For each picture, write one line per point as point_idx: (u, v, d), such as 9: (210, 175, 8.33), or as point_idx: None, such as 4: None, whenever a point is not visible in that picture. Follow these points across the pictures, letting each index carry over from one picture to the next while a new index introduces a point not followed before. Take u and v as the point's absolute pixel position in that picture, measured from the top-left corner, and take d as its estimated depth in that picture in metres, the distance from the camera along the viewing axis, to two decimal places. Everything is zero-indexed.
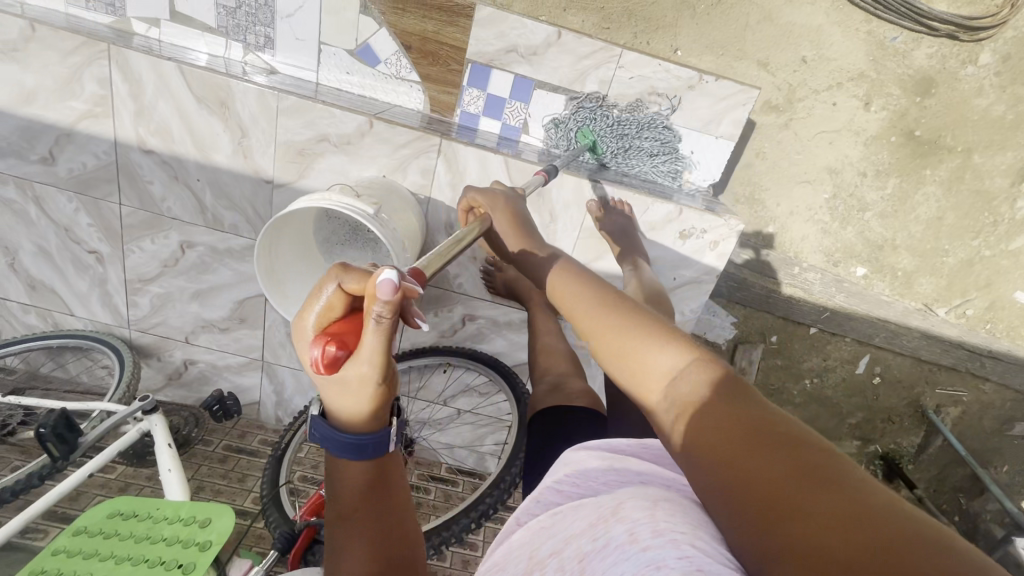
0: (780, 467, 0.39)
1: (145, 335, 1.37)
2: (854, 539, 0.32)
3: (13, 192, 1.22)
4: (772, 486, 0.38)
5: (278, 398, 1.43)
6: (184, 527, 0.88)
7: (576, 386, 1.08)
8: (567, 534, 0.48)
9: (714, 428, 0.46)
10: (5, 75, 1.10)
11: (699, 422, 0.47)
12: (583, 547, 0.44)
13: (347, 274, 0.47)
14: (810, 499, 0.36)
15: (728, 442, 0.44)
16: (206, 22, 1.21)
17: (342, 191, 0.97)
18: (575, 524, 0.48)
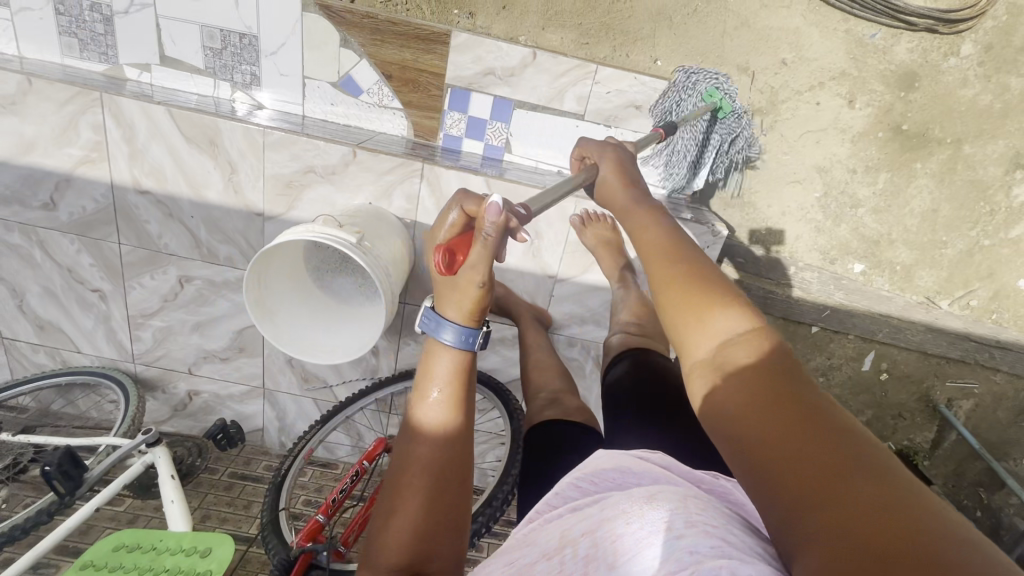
0: (825, 447, 0.41)
1: (149, 368, 1.41)
2: (886, 530, 0.34)
3: (19, 237, 1.27)
4: (814, 465, 0.40)
5: (281, 423, 1.46)
6: (186, 557, 0.91)
7: (567, 400, 1.09)
8: (589, 519, 0.50)
9: (758, 396, 0.48)
10: (6, 127, 1.15)
11: (747, 387, 0.49)
12: (609, 529, 0.47)
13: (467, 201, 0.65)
14: (852, 484, 0.38)
15: (775, 412, 0.45)
16: (194, 64, 1.26)
17: (325, 222, 1.00)
18: (594, 511, 0.51)
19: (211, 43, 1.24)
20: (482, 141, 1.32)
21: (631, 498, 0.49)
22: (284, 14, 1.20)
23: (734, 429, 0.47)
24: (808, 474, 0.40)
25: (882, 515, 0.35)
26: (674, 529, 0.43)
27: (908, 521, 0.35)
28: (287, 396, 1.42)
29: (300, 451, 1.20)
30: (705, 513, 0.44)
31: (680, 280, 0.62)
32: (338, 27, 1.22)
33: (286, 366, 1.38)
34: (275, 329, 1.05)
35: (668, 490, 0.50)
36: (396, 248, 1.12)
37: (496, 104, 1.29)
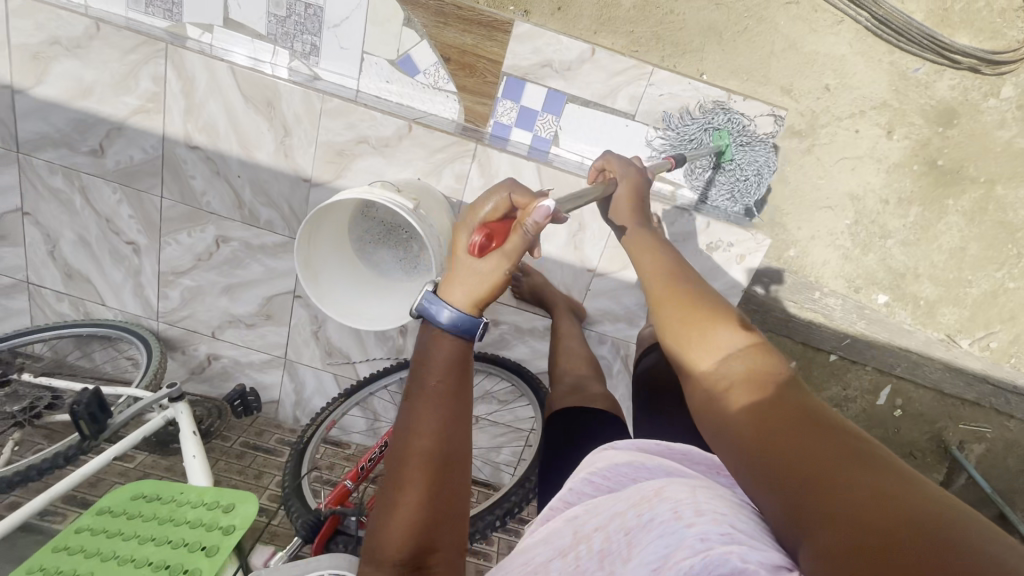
0: (813, 431, 0.44)
1: (172, 327, 1.39)
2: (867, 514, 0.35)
3: (61, 181, 1.26)
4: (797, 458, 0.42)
5: (297, 397, 1.44)
6: (207, 511, 0.87)
7: (599, 390, 1.08)
8: (608, 513, 0.49)
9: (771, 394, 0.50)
10: (66, 70, 1.16)
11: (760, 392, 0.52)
12: (625, 522, 0.45)
13: (517, 190, 0.62)
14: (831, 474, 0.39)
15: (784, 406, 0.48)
16: (257, 29, 1.27)
17: (383, 187, 1.01)
18: (614, 503, 0.50)
19: (277, 11, 1.26)
20: (531, 131, 1.33)
21: (646, 488, 0.48)
22: None
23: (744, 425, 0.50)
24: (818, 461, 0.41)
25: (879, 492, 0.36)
26: (684, 515, 0.41)
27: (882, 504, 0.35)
28: (308, 369, 1.40)
29: (322, 421, 1.18)
30: (712, 500, 0.43)
31: (688, 294, 0.69)
32: (403, 6, 1.24)
33: (311, 338, 1.36)
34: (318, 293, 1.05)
35: (680, 479, 0.48)
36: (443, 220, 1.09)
37: (549, 96, 1.30)
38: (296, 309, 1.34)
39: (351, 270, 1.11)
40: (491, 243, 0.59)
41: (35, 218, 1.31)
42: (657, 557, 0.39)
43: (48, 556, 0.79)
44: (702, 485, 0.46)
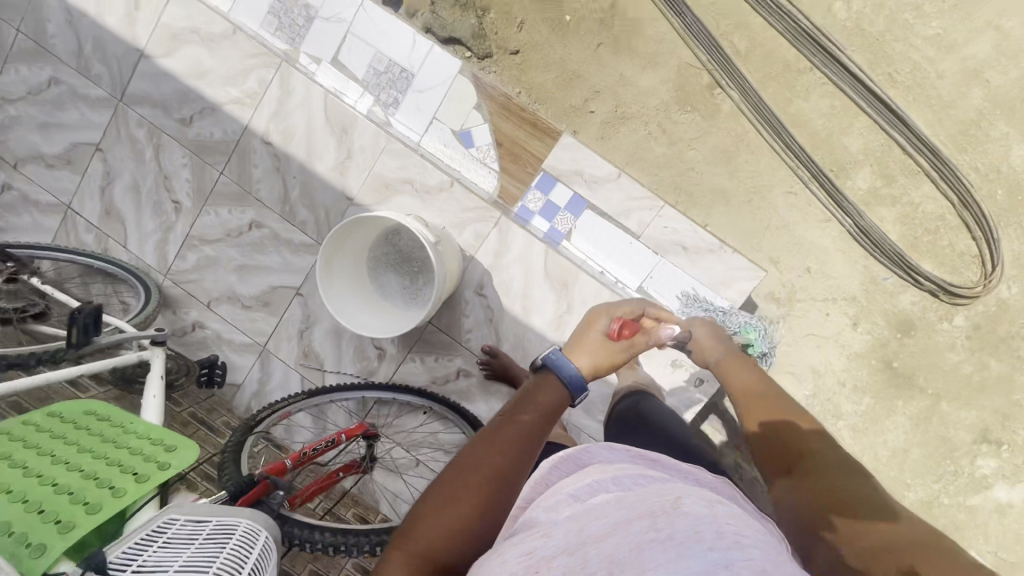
0: None
1: (175, 286, 1.48)
2: None
3: (143, 134, 1.43)
4: None
5: (259, 388, 1.48)
6: (150, 445, 0.91)
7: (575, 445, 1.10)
8: (610, 519, 0.48)
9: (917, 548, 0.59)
10: (194, 54, 1.38)
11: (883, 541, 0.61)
12: (634, 535, 0.46)
13: (654, 311, 0.90)
14: None
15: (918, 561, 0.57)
16: (355, 73, 1.51)
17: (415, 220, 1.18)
18: (608, 508, 0.50)
19: (378, 66, 1.50)
20: (550, 222, 1.52)
21: (642, 502, 0.49)
22: (441, 67, 1.48)
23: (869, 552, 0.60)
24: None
25: None
26: (704, 536, 0.44)
27: None
28: (280, 364, 1.47)
29: (280, 406, 1.27)
30: (720, 521, 0.46)
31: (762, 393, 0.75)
32: (477, 95, 1.50)
33: (296, 336, 1.46)
34: (341, 303, 1.18)
35: (673, 494, 0.50)
36: (452, 261, 1.25)
37: (572, 199, 1.51)
38: (293, 304, 1.44)
39: (365, 295, 1.25)
40: (626, 330, 0.80)
41: (103, 155, 1.46)
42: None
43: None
44: (713, 501, 0.50)
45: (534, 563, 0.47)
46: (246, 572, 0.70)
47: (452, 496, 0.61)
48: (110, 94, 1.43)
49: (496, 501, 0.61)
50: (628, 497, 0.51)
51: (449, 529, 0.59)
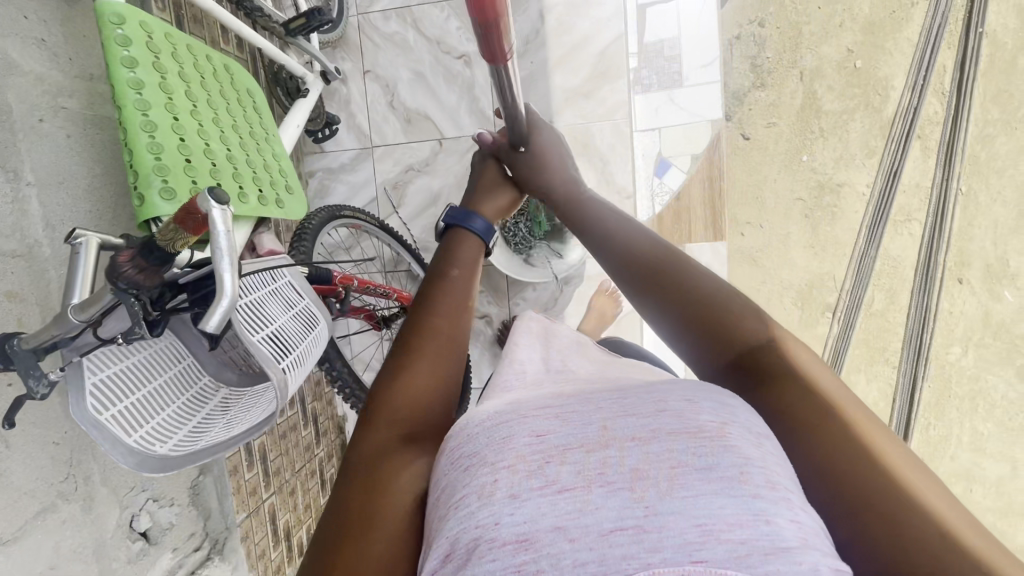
0: (844, 437, 0.41)
1: (355, 31, 1.41)
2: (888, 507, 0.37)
3: None
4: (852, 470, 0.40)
5: (337, 169, 1.47)
6: (279, 175, 0.89)
7: None
8: (647, 423, 0.41)
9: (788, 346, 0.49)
10: None
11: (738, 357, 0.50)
12: (674, 454, 0.38)
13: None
14: (868, 465, 0.40)
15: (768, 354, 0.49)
16: (646, 37, 1.50)
17: None
18: (642, 406, 0.43)
19: (667, 48, 1.49)
20: None
21: (692, 410, 0.41)
22: (710, 105, 1.49)
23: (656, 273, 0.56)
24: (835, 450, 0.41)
25: (882, 494, 0.38)
26: (754, 482, 0.36)
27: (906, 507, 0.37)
28: (370, 171, 1.46)
29: (358, 218, 1.19)
30: (776, 465, 0.38)
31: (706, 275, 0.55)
32: (705, 147, 1.51)
33: (404, 166, 1.44)
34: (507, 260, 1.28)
35: (719, 401, 0.43)
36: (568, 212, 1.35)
37: None
38: (426, 144, 1.43)
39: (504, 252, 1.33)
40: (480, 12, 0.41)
41: None
42: (714, 521, 0.34)
43: (169, 48, 0.77)
44: (764, 434, 0.41)
45: (547, 446, 0.40)
46: (288, 365, 0.66)
47: (398, 375, 0.54)
48: None
49: (443, 361, 0.56)
50: (674, 394, 0.43)
51: (412, 399, 0.52)
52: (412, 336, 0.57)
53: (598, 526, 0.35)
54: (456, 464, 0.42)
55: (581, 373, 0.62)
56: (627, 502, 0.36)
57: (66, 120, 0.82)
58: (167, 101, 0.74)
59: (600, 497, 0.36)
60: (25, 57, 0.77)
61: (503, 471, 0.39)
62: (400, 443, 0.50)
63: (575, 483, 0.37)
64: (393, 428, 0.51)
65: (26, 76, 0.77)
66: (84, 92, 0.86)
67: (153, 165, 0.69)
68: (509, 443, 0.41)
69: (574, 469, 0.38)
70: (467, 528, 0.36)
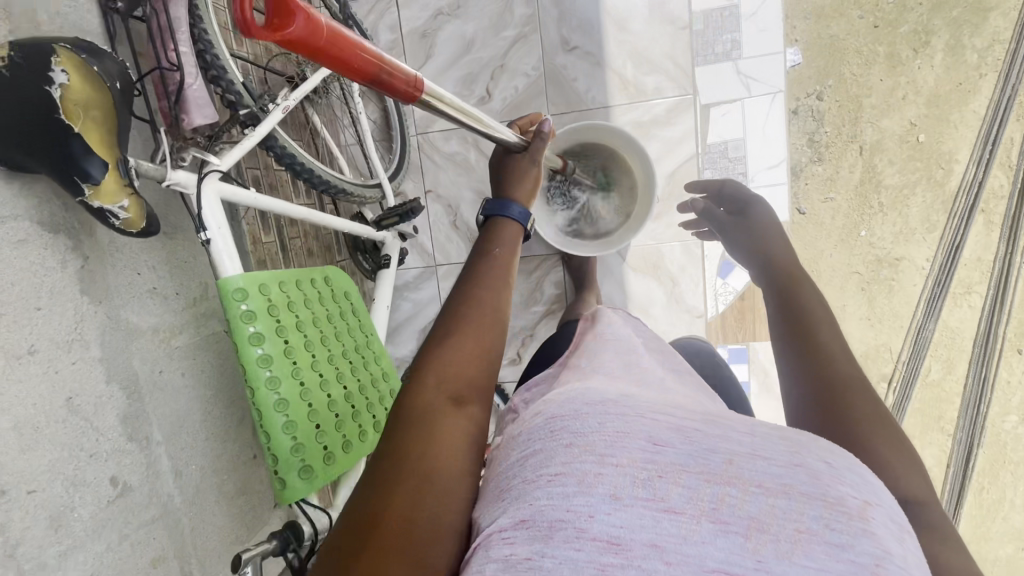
0: None
1: (415, 153, 1.38)
2: None
3: (520, 17, 1.28)
4: None
5: (401, 287, 1.47)
6: (383, 385, 0.90)
7: None
8: (780, 475, 0.37)
9: (904, 458, 0.53)
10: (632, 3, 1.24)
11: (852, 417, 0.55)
12: (806, 518, 0.35)
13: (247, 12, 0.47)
14: None
15: (874, 433, 0.54)
16: None
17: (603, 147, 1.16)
18: (776, 450, 0.39)
19: None
20: None
21: (831, 477, 0.38)
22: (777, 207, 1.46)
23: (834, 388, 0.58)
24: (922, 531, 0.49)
25: None
26: None
27: None
28: (435, 289, 1.46)
29: None
30: (910, 563, 0.36)
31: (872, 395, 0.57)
32: None
33: None
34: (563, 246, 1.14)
35: (861, 478, 0.39)
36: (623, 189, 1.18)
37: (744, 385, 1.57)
38: None
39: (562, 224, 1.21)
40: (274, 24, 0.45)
41: None
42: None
43: (283, 298, 0.76)
44: (906, 533, 0.38)
45: (662, 461, 0.38)
46: None
47: (449, 342, 0.54)
48: None
49: (490, 338, 0.55)
50: (817, 454, 0.40)
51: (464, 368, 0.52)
52: (458, 305, 0.57)
53: (700, 562, 0.34)
54: (557, 437, 0.41)
55: (666, 378, 0.57)
56: (736, 546, 0.34)
57: (180, 359, 0.82)
58: (292, 366, 0.74)
59: (708, 532, 0.35)
60: (142, 315, 0.76)
61: (612, 467, 0.37)
62: (447, 401, 0.50)
63: (684, 509, 0.36)
64: (442, 389, 0.51)
65: (146, 335, 0.77)
66: (192, 320, 0.86)
67: (290, 446, 0.71)
68: (622, 443, 0.39)
69: (686, 493, 0.36)
70: (557, 505, 0.36)
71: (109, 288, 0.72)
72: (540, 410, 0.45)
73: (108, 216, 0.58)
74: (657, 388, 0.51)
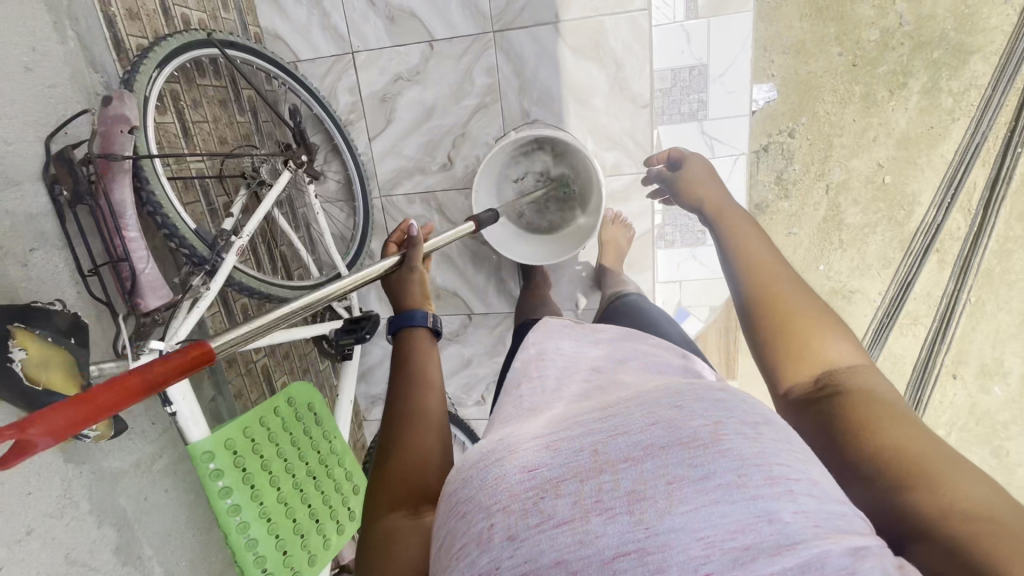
0: (902, 430, 0.43)
1: (381, 213, 1.41)
2: (920, 468, 0.39)
3: (481, 85, 1.26)
4: (903, 452, 0.41)
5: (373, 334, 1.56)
6: (347, 483, 1.02)
7: None
8: (638, 440, 0.36)
9: (828, 333, 0.53)
10: (593, 79, 1.22)
11: (796, 341, 0.53)
12: (669, 469, 0.34)
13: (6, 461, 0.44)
14: (914, 445, 0.41)
15: (793, 313, 0.55)
16: None
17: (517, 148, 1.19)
18: (631, 418, 0.38)
19: None
20: None
21: (682, 416, 0.37)
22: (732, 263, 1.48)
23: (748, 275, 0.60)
24: (859, 410, 0.45)
25: (925, 472, 0.39)
26: (750, 484, 0.33)
27: (928, 470, 0.39)
28: None
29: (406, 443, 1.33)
30: (794, 466, 0.35)
31: (787, 276, 0.59)
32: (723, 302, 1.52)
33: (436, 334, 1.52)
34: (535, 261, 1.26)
35: (709, 400, 0.39)
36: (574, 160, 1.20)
37: None
38: (457, 317, 1.49)
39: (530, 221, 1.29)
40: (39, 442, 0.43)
41: (429, 54, 1.25)
42: (715, 531, 0.32)
43: (249, 444, 0.86)
44: (758, 422, 0.38)
45: (540, 481, 0.36)
46: None
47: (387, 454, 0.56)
48: (490, 18, 1.21)
49: (421, 430, 0.58)
50: (668, 398, 0.39)
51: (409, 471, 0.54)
52: (391, 410, 0.60)
53: (599, 555, 0.32)
54: (456, 512, 0.38)
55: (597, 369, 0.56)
56: (627, 525, 0.33)
57: (164, 479, 0.93)
58: (261, 508, 0.85)
59: (599, 526, 0.33)
60: (124, 458, 0.86)
61: (500, 514, 0.35)
62: (405, 516, 0.50)
63: (573, 515, 0.34)
64: (395, 504, 0.52)
65: (129, 473, 0.87)
66: (171, 439, 0.95)
67: None
68: (502, 481, 0.37)
69: (570, 499, 0.34)
70: (474, 574, 0.34)
71: (91, 450, 0.81)
72: (450, 473, 0.44)
73: (80, 436, 0.66)
74: (545, 406, 0.49)
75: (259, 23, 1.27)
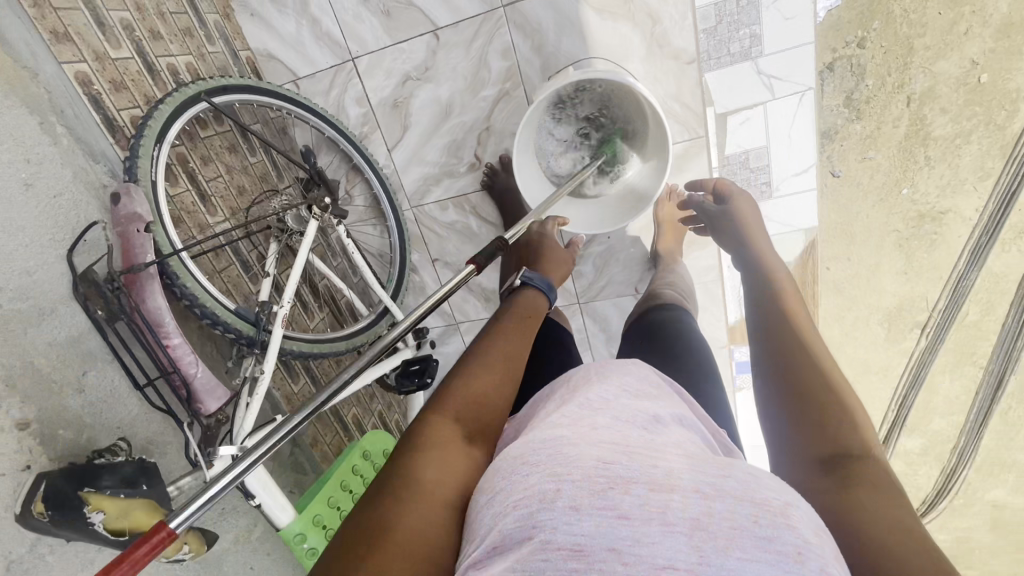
0: (882, 495, 0.42)
1: (415, 224, 1.33)
2: (889, 527, 0.38)
3: (499, 70, 1.11)
4: (884, 519, 0.39)
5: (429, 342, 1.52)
6: None
7: None
8: (711, 479, 0.34)
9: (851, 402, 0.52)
10: (626, 41, 1.06)
11: (806, 394, 0.53)
12: (735, 516, 0.31)
13: None
14: (887, 505, 0.41)
15: (815, 370, 0.55)
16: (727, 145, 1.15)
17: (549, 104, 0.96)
18: (702, 466, 0.36)
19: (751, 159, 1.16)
20: None
21: (754, 483, 0.34)
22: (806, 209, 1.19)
23: (781, 331, 0.60)
24: (853, 471, 0.44)
25: (895, 536, 0.37)
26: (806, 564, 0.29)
27: (899, 534, 0.38)
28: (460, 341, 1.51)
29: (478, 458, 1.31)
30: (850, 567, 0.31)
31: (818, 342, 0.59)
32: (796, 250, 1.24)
33: None
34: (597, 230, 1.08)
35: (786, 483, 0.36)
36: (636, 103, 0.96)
37: None
38: None
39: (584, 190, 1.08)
40: None
41: (435, 46, 1.10)
42: None
43: (335, 513, 0.85)
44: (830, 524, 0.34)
45: (605, 471, 0.34)
46: None
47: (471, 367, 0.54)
48: None
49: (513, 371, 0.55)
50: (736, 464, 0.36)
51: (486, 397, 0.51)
52: (484, 336, 0.60)
53: (653, 562, 0.29)
54: (510, 465, 0.37)
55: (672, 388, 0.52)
56: (683, 548, 0.29)
57: (264, 545, 0.96)
58: None
59: (657, 534, 0.30)
60: (223, 539, 0.88)
61: (566, 481, 0.33)
62: (461, 438, 0.48)
63: (639, 517, 0.31)
64: (457, 416, 0.49)
65: (230, 550, 0.89)
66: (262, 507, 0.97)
67: None
68: (578, 455, 0.35)
69: (639, 499, 0.32)
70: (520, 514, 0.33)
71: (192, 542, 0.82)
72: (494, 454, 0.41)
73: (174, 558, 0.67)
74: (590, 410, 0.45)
75: (248, 45, 1.16)
